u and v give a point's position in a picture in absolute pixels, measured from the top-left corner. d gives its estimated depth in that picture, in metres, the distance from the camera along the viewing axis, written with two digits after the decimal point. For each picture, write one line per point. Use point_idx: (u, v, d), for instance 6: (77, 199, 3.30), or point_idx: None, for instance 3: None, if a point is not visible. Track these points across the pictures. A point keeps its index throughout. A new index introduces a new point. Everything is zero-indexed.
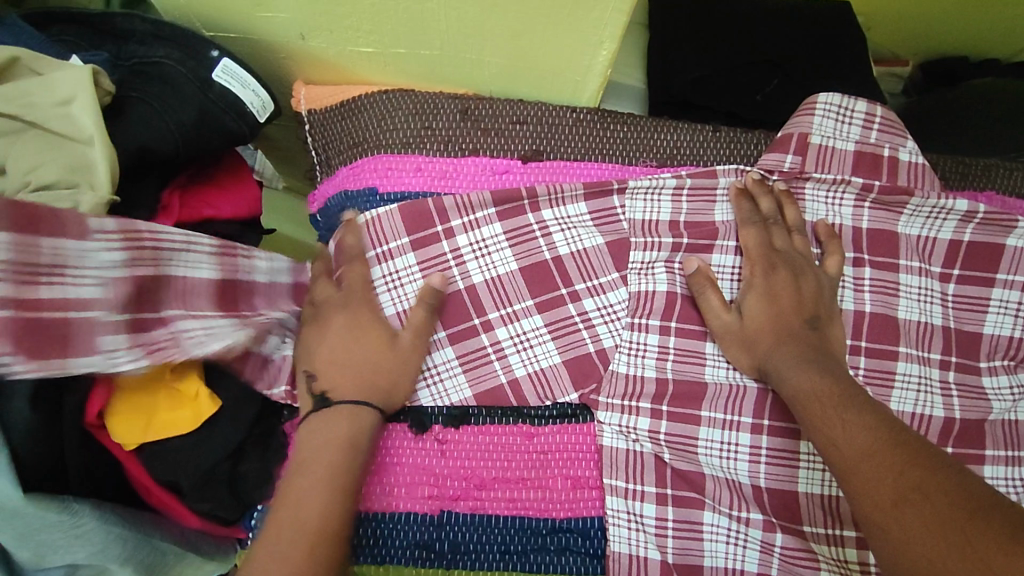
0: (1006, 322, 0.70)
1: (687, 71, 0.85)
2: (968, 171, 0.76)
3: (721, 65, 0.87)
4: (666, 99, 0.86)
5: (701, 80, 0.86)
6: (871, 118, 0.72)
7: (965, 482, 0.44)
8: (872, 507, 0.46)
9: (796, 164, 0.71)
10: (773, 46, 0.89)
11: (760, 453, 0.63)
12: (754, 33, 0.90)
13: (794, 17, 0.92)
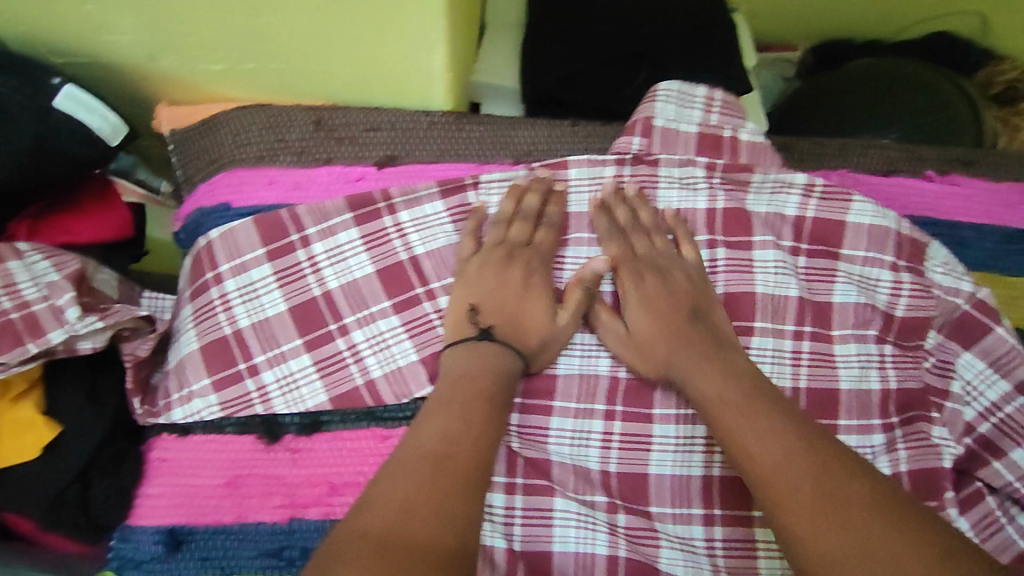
0: (852, 288, 0.71)
1: (555, 69, 0.86)
2: (823, 152, 0.77)
3: (593, 60, 0.86)
4: (536, 97, 0.88)
5: (569, 77, 0.86)
6: (710, 101, 0.75)
7: (868, 488, 0.49)
8: (802, 521, 0.49)
9: (643, 146, 0.73)
10: (646, 35, 0.88)
11: (611, 440, 0.66)
12: (626, 23, 0.88)
13: (668, 7, 0.91)
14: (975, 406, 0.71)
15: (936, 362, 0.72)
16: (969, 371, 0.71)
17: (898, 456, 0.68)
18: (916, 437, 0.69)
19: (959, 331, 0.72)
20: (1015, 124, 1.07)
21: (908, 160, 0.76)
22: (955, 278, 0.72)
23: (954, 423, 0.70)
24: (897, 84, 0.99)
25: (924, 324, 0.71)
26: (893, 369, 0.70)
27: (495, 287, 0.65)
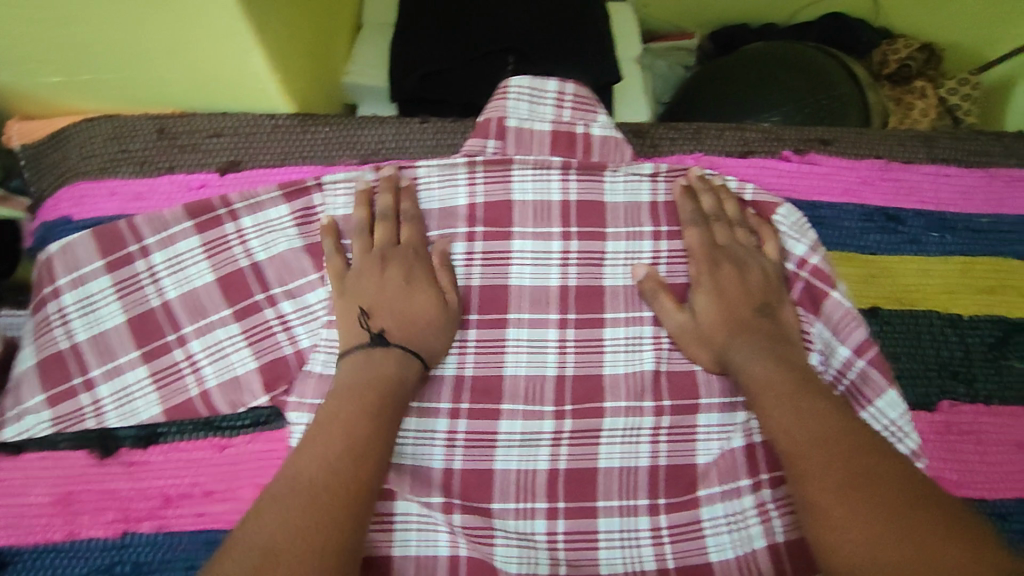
0: None
1: (415, 67, 0.85)
2: (677, 135, 0.77)
3: (456, 57, 0.86)
4: (402, 96, 0.87)
5: (434, 76, 0.86)
6: (561, 97, 0.73)
7: (902, 471, 0.51)
8: (818, 490, 0.52)
9: (498, 149, 0.72)
10: (510, 28, 0.87)
11: (455, 439, 0.66)
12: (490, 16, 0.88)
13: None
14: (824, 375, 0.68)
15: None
16: (818, 339, 0.69)
17: (752, 433, 0.67)
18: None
19: (807, 298, 0.70)
20: (904, 102, 1.07)
21: (763, 141, 0.76)
22: (796, 240, 0.71)
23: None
24: (780, 66, 0.98)
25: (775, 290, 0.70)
26: None
27: (377, 289, 0.64)
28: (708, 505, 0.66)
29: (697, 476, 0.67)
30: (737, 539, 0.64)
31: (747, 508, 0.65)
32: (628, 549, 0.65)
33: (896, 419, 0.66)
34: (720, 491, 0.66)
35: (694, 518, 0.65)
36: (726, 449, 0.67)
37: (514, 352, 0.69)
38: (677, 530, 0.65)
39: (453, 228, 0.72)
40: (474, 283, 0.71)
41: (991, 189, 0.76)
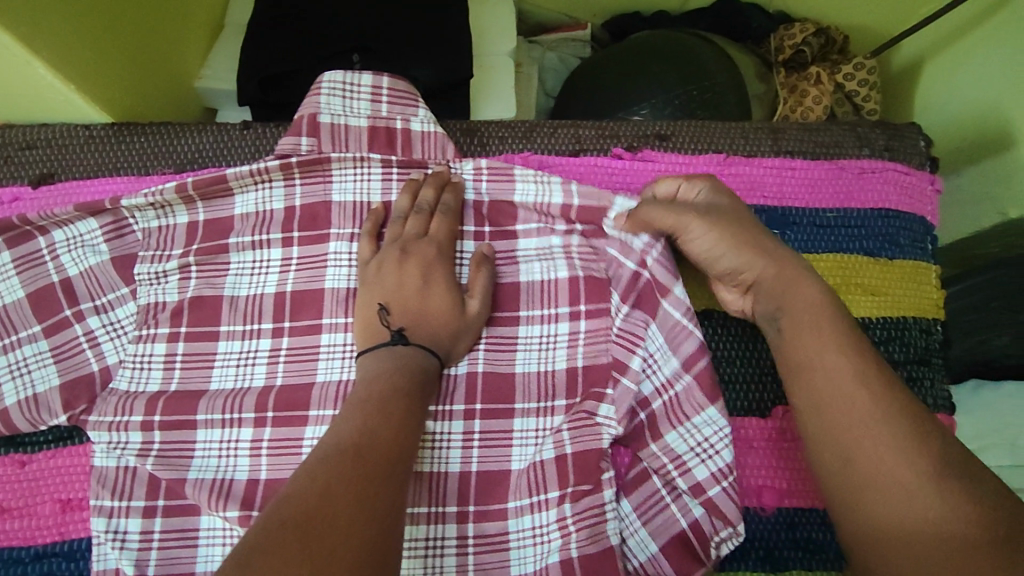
0: (534, 267, 0.70)
1: (256, 71, 0.85)
2: (509, 134, 0.74)
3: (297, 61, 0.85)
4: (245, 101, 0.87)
5: (274, 79, 0.86)
6: (376, 91, 0.70)
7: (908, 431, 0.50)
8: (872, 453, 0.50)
9: (313, 146, 0.69)
10: (359, 26, 0.87)
11: (259, 447, 0.64)
12: (339, 15, 0.87)
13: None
14: (652, 380, 0.67)
15: (616, 333, 0.67)
16: (654, 342, 0.67)
17: (561, 442, 0.65)
18: (581, 419, 0.66)
19: (645, 300, 0.68)
20: (799, 89, 1.02)
21: (595, 138, 0.73)
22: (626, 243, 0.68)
23: (621, 402, 0.66)
24: (654, 55, 0.95)
25: (603, 284, 0.69)
26: (583, 345, 0.68)
27: (396, 285, 0.64)
28: (516, 518, 0.65)
29: (508, 489, 0.65)
30: (538, 554, 0.64)
31: (548, 525, 0.64)
32: (432, 558, 0.63)
33: (711, 438, 0.63)
34: (528, 504, 0.65)
35: (498, 530, 0.65)
36: (538, 461, 0.65)
37: (326, 359, 0.67)
38: (482, 543, 0.64)
39: (267, 233, 0.69)
40: (288, 287, 0.69)
41: (839, 181, 0.73)
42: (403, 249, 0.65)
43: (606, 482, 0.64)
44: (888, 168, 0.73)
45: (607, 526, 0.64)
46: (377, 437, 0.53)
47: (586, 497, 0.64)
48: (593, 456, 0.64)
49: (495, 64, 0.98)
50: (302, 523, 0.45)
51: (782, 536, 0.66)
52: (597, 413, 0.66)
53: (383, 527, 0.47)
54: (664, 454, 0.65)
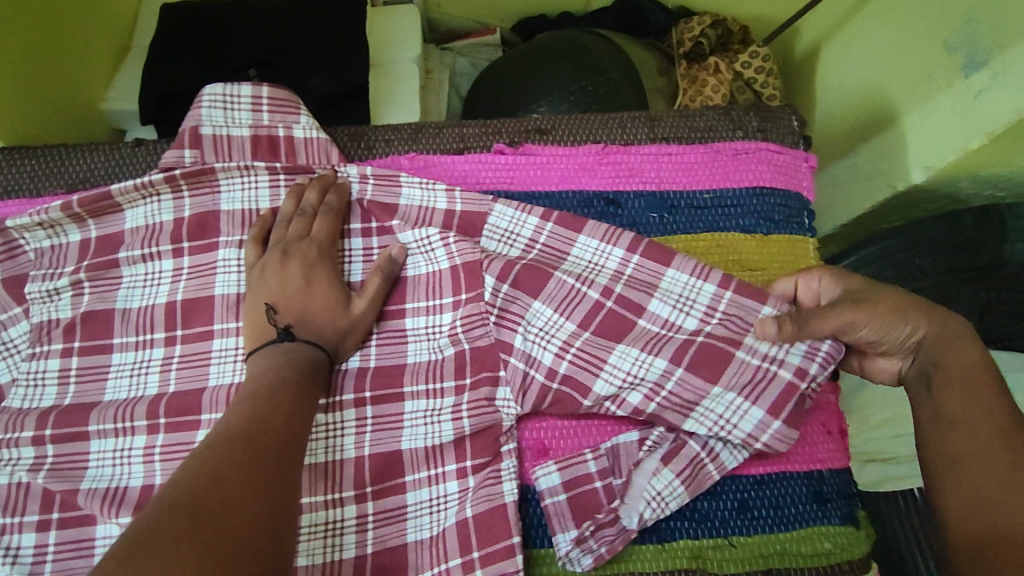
0: (420, 262, 0.72)
1: (154, 91, 0.88)
2: (394, 136, 0.77)
3: (196, 79, 0.88)
4: (147, 121, 0.89)
5: (172, 96, 0.88)
6: (255, 101, 0.73)
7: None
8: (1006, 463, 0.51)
9: (197, 158, 0.71)
10: (258, 44, 0.91)
11: (152, 453, 0.65)
12: (239, 35, 0.92)
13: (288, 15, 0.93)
14: (551, 348, 0.67)
15: (497, 309, 0.69)
16: (539, 318, 0.68)
17: (462, 423, 0.66)
18: (480, 406, 0.67)
19: (524, 276, 0.69)
20: (698, 79, 1.06)
21: (477, 137, 0.76)
22: (508, 240, 0.72)
23: (516, 380, 0.68)
24: (551, 54, 0.98)
25: (479, 266, 0.70)
26: (464, 335, 0.69)
27: (280, 285, 0.66)
28: (414, 490, 0.65)
29: (404, 462, 0.66)
30: (435, 520, 0.64)
31: (448, 493, 0.65)
32: (331, 538, 0.63)
33: (631, 369, 0.66)
34: (426, 476, 0.66)
35: (398, 503, 0.65)
36: (437, 443, 0.66)
37: (218, 364, 0.68)
38: (383, 515, 0.64)
39: (157, 246, 0.71)
40: (178, 296, 0.70)
41: (715, 164, 0.76)
42: (288, 252, 0.67)
43: (505, 453, 0.66)
44: (761, 149, 0.76)
45: (502, 488, 0.64)
46: (269, 424, 0.55)
47: (486, 468, 0.66)
48: (491, 430, 0.67)
49: (399, 71, 1.01)
50: (194, 512, 0.45)
51: (670, 507, 0.66)
52: (495, 398, 0.68)
53: (276, 514, 0.49)
54: (605, 403, 0.67)
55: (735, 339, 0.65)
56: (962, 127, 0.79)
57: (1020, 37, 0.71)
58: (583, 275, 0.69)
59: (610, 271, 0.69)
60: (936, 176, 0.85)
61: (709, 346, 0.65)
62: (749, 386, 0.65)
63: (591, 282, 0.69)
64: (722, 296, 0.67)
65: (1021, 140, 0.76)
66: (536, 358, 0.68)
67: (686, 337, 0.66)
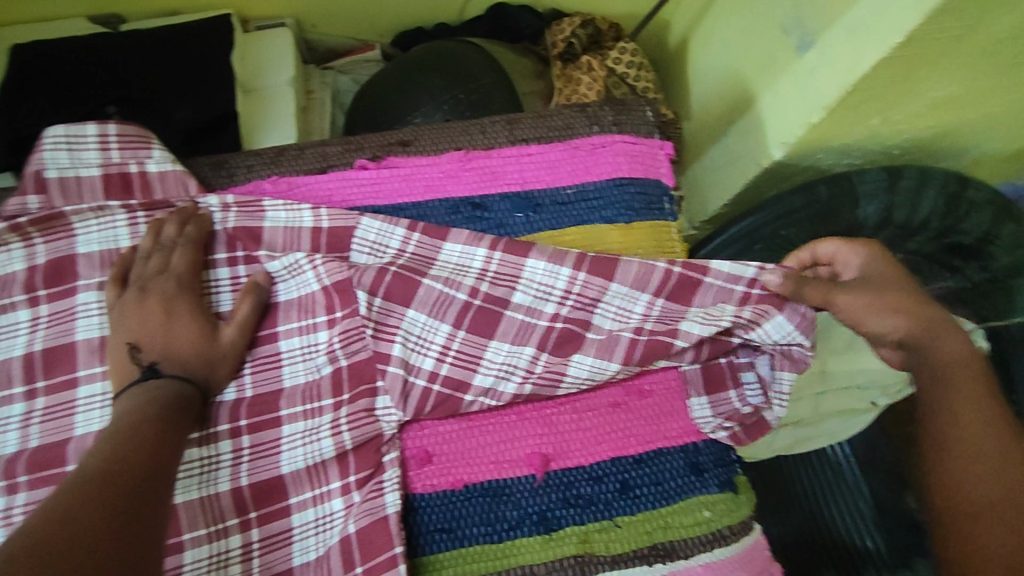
0: (291, 287, 0.73)
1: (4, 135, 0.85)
2: (256, 161, 0.77)
3: (50, 120, 0.86)
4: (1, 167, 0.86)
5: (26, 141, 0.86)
6: (103, 139, 0.71)
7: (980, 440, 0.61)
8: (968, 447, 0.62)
9: (43, 204, 0.71)
10: (120, 81, 0.90)
11: (14, 513, 0.62)
12: (97, 73, 0.90)
13: (150, 52, 0.93)
14: (430, 354, 0.69)
15: (370, 325, 0.69)
16: (416, 326, 0.70)
17: (342, 439, 0.66)
18: (360, 418, 0.67)
19: (396, 288, 0.70)
20: (573, 78, 1.09)
21: (339, 154, 0.76)
22: (378, 251, 0.72)
23: (395, 390, 0.68)
24: (422, 66, 0.99)
25: (349, 284, 0.70)
26: (341, 351, 0.69)
27: (142, 322, 0.65)
28: (299, 512, 0.65)
29: (287, 486, 0.66)
30: (320, 541, 0.65)
31: (333, 512, 0.65)
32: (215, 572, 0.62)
33: (505, 360, 0.69)
34: (311, 496, 0.66)
35: (283, 527, 0.65)
36: (318, 461, 0.66)
37: (84, 411, 0.66)
38: (268, 542, 0.64)
39: (11, 296, 0.69)
40: (36, 346, 0.68)
41: (574, 160, 0.78)
42: (148, 289, 0.66)
43: (388, 463, 0.66)
44: (617, 141, 0.79)
45: (385, 499, 0.64)
46: (131, 459, 0.54)
47: (369, 481, 0.66)
48: (373, 443, 0.67)
49: (274, 93, 1.01)
50: (52, 546, 0.43)
51: (555, 498, 0.67)
52: (376, 408, 0.68)
53: (139, 546, 0.47)
54: (482, 397, 0.69)
55: (586, 320, 0.71)
56: (802, 104, 0.84)
57: (837, 16, 0.76)
58: (451, 279, 0.71)
59: (476, 271, 0.71)
60: (791, 150, 0.90)
61: (566, 329, 0.70)
62: (603, 349, 0.70)
63: (458, 283, 0.71)
64: (575, 279, 0.70)
65: (854, 110, 0.81)
66: (415, 364, 0.69)
67: (546, 325, 0.70)
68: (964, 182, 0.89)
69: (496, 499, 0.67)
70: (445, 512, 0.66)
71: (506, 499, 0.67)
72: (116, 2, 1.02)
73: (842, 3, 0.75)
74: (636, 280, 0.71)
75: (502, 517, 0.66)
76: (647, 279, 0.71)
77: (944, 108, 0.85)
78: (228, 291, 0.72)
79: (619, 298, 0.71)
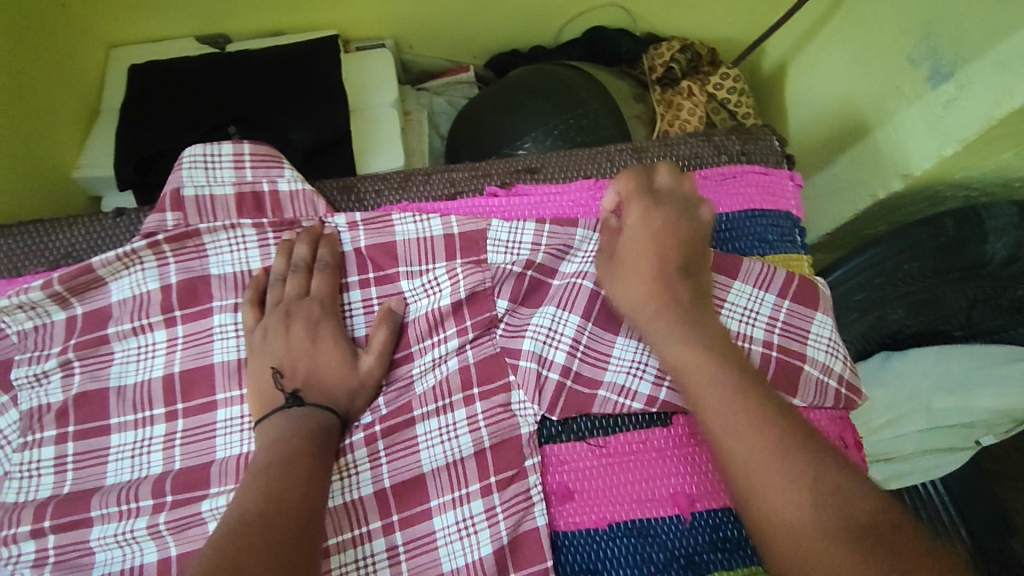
0: (422, 304, 0.71)
1: (131, 154, 0.86)
2: (385, 186, 0.77)
3: (174, 140, 0.87)
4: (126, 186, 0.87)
5: (150, 159, 0.87)
6: (238, 159, 0.71)
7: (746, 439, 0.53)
8: (746, 456, 0.52)
9: (179, 221, 0.69)
10: (237, 101, 0.91)
11: (158, 529, 0.61)
12: (215, 94, 0.91)
13: (262, 72, 0.94)
14: (562, 347, 0.69)
15: (504, 327, 0.71)
16: (545, 320, 0.70)
17: (480, 435, 0.66)
18: (496, 413, 0.67)
19: (533, 294, 0.72)
20: (673, 104, 1.07)
21: (467, 180, 0.76)
22: (513, 250, 0.71)
23: (528, 384, 0.68)
24: (529, 88, 0.99)
25: (487, 291, 0.71)
26: (471, 349, 0.69)
27: (285, 347, 0.64)
28: (439, 515, 0.65)
29: (427, 492, 0.65)
30: (467, 547, 0.64)
31: (475, 515, 0.64)
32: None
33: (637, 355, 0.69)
34: (451, 498, 0.65)
35: (427, 530, 0.64)
36: (457, 459, 0.66)
37: (224, 435, 0.66)
38: (412, 545, 0.64)
39: (147, 317, 0.69)
40: (175, 368, 0.68)
41: (706, 190, 0.77)
42: (294, 313, 0.66)
43: (531, 468, 0.66)
44: (747, 171, 0.78)
45: (534, 511, 0.65)
46: (285, 499, 0.53)
47: (511, 485, 0.65)
48: (512, 442, 0.67)
49: (379, 115, 1.01)
50: None
51: (702, 539, 0.65)
52: (511, 404, 0.68)
53: None
54: (614, 395, 0.68)
55: None
56: (933, 135, 0.82)
57: (983, 47, 0.74)
58: (580, 269, 0.71)
59: (598, 255, 0.72)
60: (914, 182, 0.88)
61: None
62: None
63: (584, 273, 0.71)
64: None
65: (991, 143, 0.79)
66: (548, 357, 0.69)
67: None
68: None
69: (641, 539, 0.65)
70: (590, 551, 0.65)
71: (651, 540, 0.65)
72: (224, 21, 1.03)
73: (989, 35, 0.73)
74: (757, 283, 0.73)
75: (649, 559, 0.64)
76: (767, 281, 0.74)
77: None
78: (361, 315, 0.71)
79: (739, 315, 0.72)
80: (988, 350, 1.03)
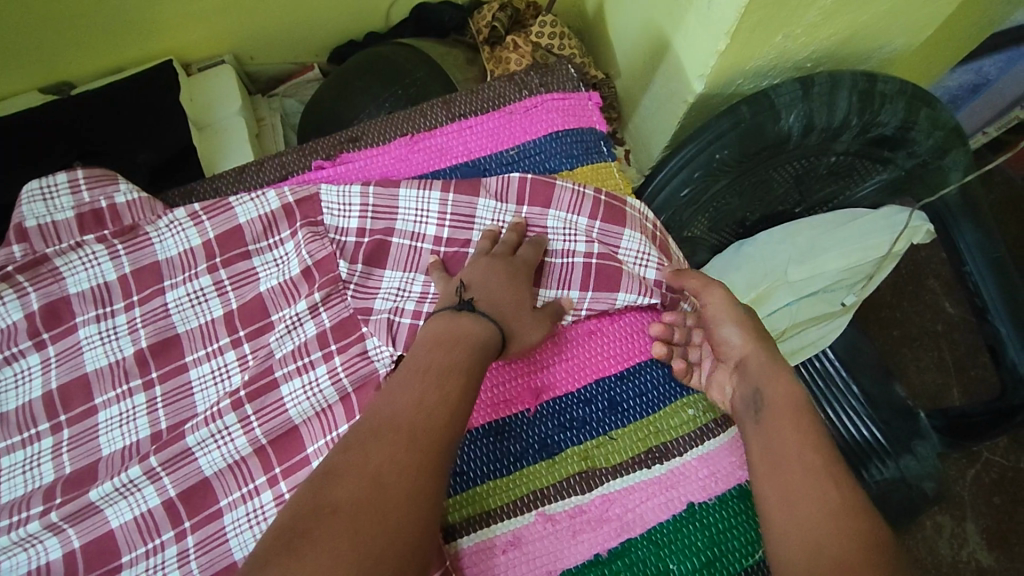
0: (272, 275, 0.77)
1: None
2: (222, 183, 0.83)
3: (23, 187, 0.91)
4: None
5: None
6: (72, 184, 0.76)
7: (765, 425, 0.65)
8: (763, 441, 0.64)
9: (27, 250, 0.75)
10: (80, 141, 0.96)
11: (55, 522, 0.67)
12: (57, 137, 0.95)
13: (101, 108, 0.98)
14: (411, 299, 0.75)
15: (353, 287, 0.75)
16: (394, 283, 0.76)
17: (342, 384, 0.72)
18: (355, 362, 0.72)
19: (374, 254, 0.77)
20: (502, 58, 1.15)
21: (294, 160, 0.83)
22: (344, 213, 0.78)
23: (381, 332, 0.72)
24: (358, 71, 1.06)
25: (330, 257, 0.76)
26: (325, 311, 0.74)
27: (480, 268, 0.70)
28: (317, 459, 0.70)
29: (301, 437, 0.71)
30: None
31: None
32: (256, 523, 0.69)
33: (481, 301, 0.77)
34: (324, 442, 0.70)
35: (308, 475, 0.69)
36: (325, 407, 0.71)
37: (106, 433, 0.72)
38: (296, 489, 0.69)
39: (17, 345, 0.74)
40: (53, 384, 0.73)
41: (512, 124, 0.85)
42: (495, 255, 0.72)
43: None
44: (546, 100, 0.85)
45: None
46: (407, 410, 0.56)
47: None
48: (371, 381, 0.72)
49: (229, 126, 1.08)
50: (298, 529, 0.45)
51: (552, 425, 0.73)
52: (368, 351, 0.73)
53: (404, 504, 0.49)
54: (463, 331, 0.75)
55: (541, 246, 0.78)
56: (707, 35, 0.91)
57: None
58: (415, 231, 0.77)
59: (434, 216, 0.77)
60: (711, 81, 0.97)
61: None
62: (561, 275, 0.77)
63: (422, 235, 0.77)
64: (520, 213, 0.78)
65: (754, 31, 0.88)
66: (400, 307, 0.74)
67: None
68: (872, 78, 0.96)
69: (499, 437, 0.73)
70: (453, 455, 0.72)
71: (507, 435, 0.73)
72: (62, 71, 1.07)
73: None
74: (571, 208, 0.79)
75: (508, 452, 0.72)
76: (580, 202, 0.79)
77: (837, 14, 0.90)
78: (215, 296, 0.76)
79: (562, 234, 0.78)
80: (824, 217, 1.15)
